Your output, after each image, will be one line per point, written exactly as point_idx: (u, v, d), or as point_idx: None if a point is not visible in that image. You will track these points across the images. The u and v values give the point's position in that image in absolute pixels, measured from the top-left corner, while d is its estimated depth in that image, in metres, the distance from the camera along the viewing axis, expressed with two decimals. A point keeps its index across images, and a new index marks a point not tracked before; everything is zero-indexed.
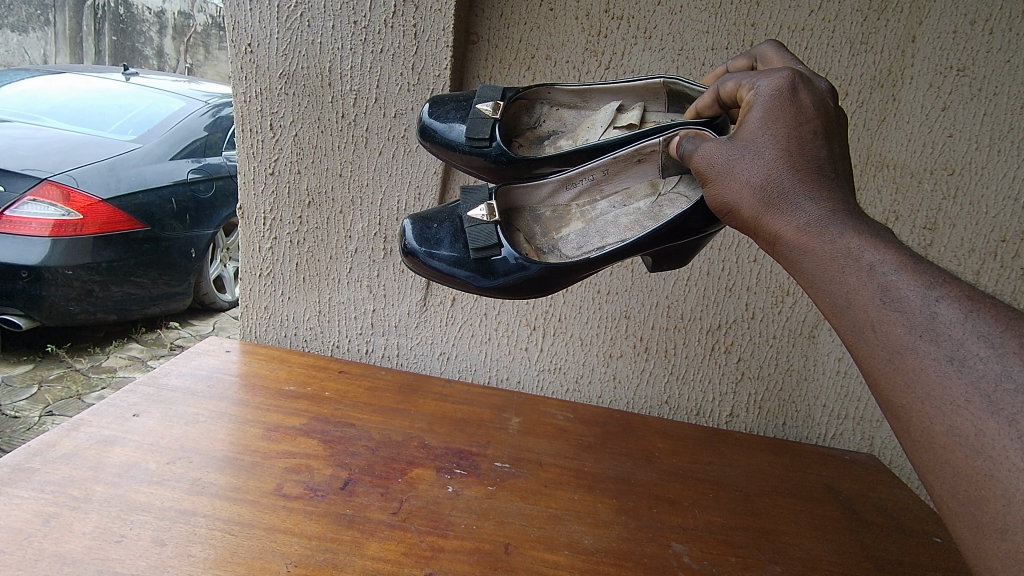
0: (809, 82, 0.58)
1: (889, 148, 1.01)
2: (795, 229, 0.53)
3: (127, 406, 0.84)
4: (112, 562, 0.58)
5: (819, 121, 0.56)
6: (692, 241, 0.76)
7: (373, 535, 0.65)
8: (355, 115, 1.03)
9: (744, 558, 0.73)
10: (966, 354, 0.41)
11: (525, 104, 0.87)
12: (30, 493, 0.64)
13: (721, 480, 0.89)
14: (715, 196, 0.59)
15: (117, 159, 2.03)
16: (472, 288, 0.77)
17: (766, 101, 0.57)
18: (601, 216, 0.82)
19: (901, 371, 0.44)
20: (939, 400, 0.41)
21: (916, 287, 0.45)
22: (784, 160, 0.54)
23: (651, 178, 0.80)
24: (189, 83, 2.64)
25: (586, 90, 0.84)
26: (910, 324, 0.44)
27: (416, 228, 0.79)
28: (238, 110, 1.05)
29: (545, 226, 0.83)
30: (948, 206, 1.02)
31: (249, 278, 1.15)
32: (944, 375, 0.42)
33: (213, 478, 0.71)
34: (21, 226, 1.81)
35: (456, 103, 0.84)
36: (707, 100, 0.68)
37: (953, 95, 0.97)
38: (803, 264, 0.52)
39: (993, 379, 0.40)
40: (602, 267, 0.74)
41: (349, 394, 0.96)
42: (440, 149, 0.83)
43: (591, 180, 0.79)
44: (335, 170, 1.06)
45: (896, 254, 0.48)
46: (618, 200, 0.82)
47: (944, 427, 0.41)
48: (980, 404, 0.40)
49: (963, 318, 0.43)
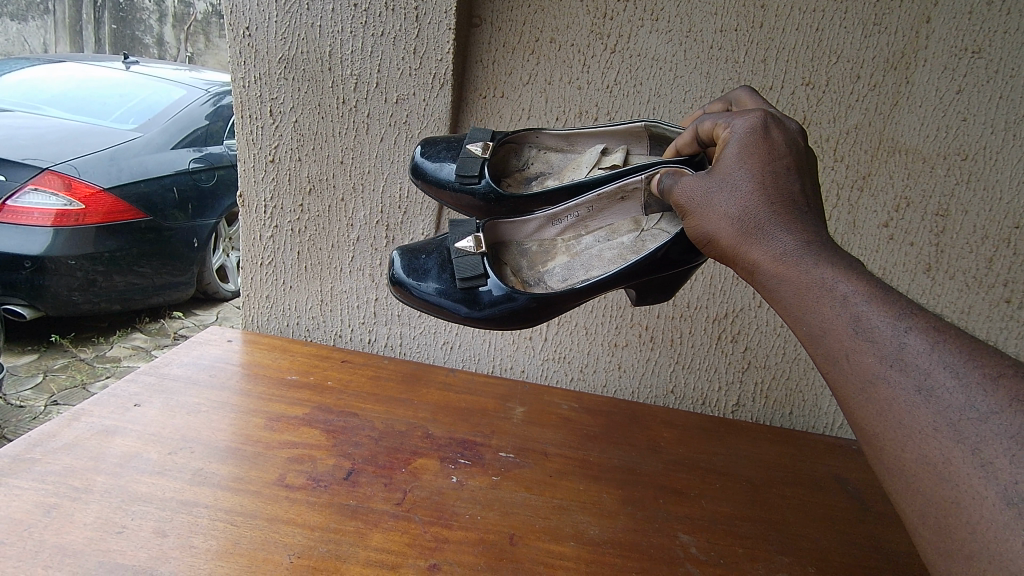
0: (781, 122, 0.60)
1: (901, 132, 0.99)
2: (771, 257, 0.53)
3: (129, 395, 0.83)
4: (114, 553, 0.57)
5: (792, 157, 0.58)
6: (678, 271, 0.74)
7: (376, 525, 0.65)
8: (356, 101, 1.01)
9: (752, 548, 0.72)
10: (933, 383, 0.41)
11: (513, 147, 0.89)
12: (31, 484, 0.64)
13: (728, 470, 0.88)
14: (695, 228, 0.60)
15: (118, 148, 2.02)
16: (457, 318, 0.75)
17: (740, 138, 0.59)
18: (586, 249, 0.80)
19: (873, 400, 0.43)
20: (909, 428, 0.41)
21: (886, 319, 0.45)
22: (759, 193, 0.55)
23: (634, 216, 0.80)
24: (190, 71, 2.62)
25: (573, 133, 0.86)
26: (881, 354, 0.44)
27: (404, 259, 0.77)
28: (237, 96, 1.03)
29: (531, 259, 0.81)
30: (961, 191, 1.00)
31: (251, 266, 1.14)
32: (913, 404, 0.41)
33: (215, 468, 0.70)
34: (23, 216, 1.80)
35: (447, 143, 0.86)
36: (686, 138, 0.69)
37: (968, 78, 0.95)
38: (781, 291, 0.51)
39: (957, 409, 0.39)
40: (588, 297, 0.73)
41: (352, 383, 0.95)
42: (431, 187, 0.84)
43: (576, 216, 0.79)
44: (336, 157, 1.05)
45: (867, 286, 0.47)
46: (603, 235, 0.81)
47: (914, 455, 0.41)
48: (947, 433, 0.39)
49: (930, 349, 0.42)
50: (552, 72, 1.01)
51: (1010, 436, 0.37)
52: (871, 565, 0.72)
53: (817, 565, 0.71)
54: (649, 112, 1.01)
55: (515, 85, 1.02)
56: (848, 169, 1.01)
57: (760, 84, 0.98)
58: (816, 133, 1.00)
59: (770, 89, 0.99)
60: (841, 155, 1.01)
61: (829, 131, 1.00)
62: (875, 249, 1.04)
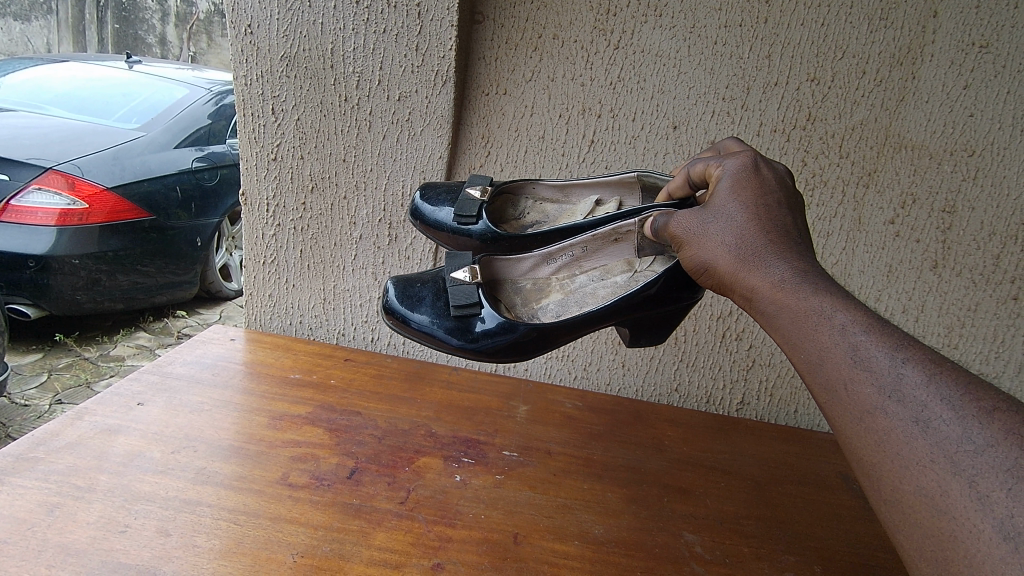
0: (769, 164, 0.64)
1: (908, 128, 0.98)
2: (770, 284, 0.53)
3: (132, 394, 0.83)
4: (117, 553, 0.57)
5: (782, 193, 0.61)
6: (672, 308, 0.74)
7: (380, 524, 0.64)
8: (358, 98, 1.01)
9: (757, 547, 0.71)
10: (931, 415, 0.41)
11: (510, 198, 0.92)
12: (34, 483, 0.64)
13: (734, 469, 0.88)
14: (693, 258, 0.62)
15: (122, 147, 2.02)
16: (447, 348, 0.73)
17: (732, 175, 0.63)
18: (579, 288, 0.80)
19: (872, 431, 0.43)
20: (907, 460, 0.41)
21: (884, 349, 0.45)
22: (754, 224, 0.58)
23: (626, 258, 0.80)
24: (193, 71, 2.62)
25: (567, 184, 0.89)
26: (879, 384, 0.44)
27: (399, 287, 0.76)
28: (239, 94, 1.03)
29: (525, 297, 0.81)
30: (968, 188, 0.99)
31: (253, 265, 1.14)
32: (910, 436, 0.41)
33: (218, 467, 0.70)
34: (27, 215, 1.81)
35: (448, 190, 0.89)
36: (679, 182, 0.72)
37: (975, 73, 0.94)
38: (778, 320, 0.52)
39: (954, 442, 0.39)
40: (581, 330, 0.73)
41: (355, 382, 0.95)
42: (428, 228, 0.86)
43: (570, 257, 0.79)
44: (339, 155, 1.04)
45: (866, 316, 0.48)
46: (596, 275, 0.81)
47: (912, 487, 0.40)
48: (944, 465, 0.39)
49: (927, 381, 0.42)
50: (556, 68, 1.00)
51: (1006, 469, 0.37)
52: (877, 564, 0.72)
53: (823, 564, 0.70)
54: (653, 109, 1.00)
55: (519, 82, 1.01)
56: (854, 165, 1.01)
57: (765, 80, 0.98)
58: (821, 129, 0.99)
59: (775, 85, 0.98)
60: (846, 151, 1.00)
61: (835, 127, 0.99)
62: (880, 247, 1.03)
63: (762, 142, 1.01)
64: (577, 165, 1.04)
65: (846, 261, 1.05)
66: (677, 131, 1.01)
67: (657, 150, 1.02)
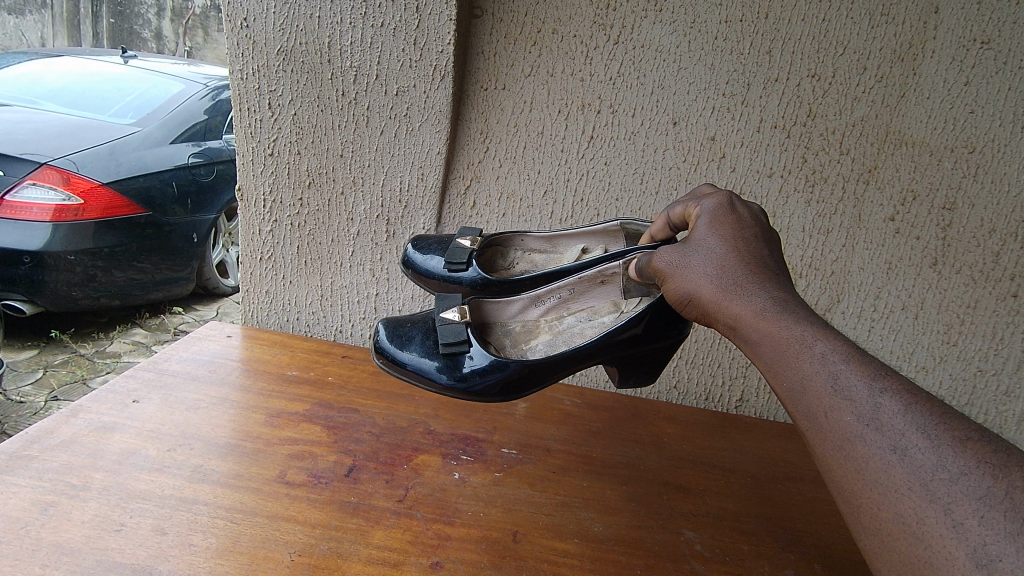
0: (744, 202, 0.66)
1: (909, 124, 0.98)
2: (753, 313, 0.53)
3: (127, 391, 0.82)
4: (112, 551, 0.56)
5: (758, 228, 0.62)
6: (659, 345, 0.74)
7: (379, 523, 0.64)
8: (356, 93, 1.00)
9: (758, 545, 0.71)
10: (907, 444, 0.41)
11: (500, 249, 0.95)
12: (27, 481, 0.63)
13: (733, 466, 0.88)
14: (675, 291, 0.61)
15: (118, 143, 2.01)
16: (437, 387, 0.72)
17: (709, 213, 0.64)
18: (567, 329, 0.79)
19: (851, 459, 0.43)
20: (885, 487, 0.40)
21: (861, 378, 0.45)
22: (732, 255, 0.58)
23: (614, 298, 0.80)
24: (189, 66, 2.61)
25: (555, 235, 0.91)
26: (859, 413, 0.44)
27: (388, 328, 0.76)
28: (235, 88, 1.02)
29: (514, 339, 0.79)
30: (968, 184, 0.99)
31: (250, 261, 1.13)
32: (888, 464, 0.41)
33: (215, 465, 0.69)
34: (22, 210, 1.79)
35: (439, 241, 0.92)
36: (659, 225, 0.74)
37: (977, 69, 0.94)
38: (760, 348, 0.52)
39: (929, 470, 0.39)
40: (571, 367, 0.72)
41: (352, 379, 0.95)
42: (420, 276, 0.89)
43: (558, 298, 0.80)
44: (336, 150, 1.04)
45: (846, 346, 0.48)
46: (584, 316, 0.80)
47: (890, 514, 0.40)
48: (920, 493, 0.39)
49: (903, 411, 0.42)
50: (555, 63, 0.99)
51: (979, 498, 0.37)
52: None
53: (824, 563, 0.70)
54: (653, 105, 1.00)
55: (518, 77, 1.00)
56: (854, 161, 1.00)
57: (766, 75, 0.97)
58: (822, 126, 0.99)
59: (776, 81, 0.97)
60: (847, 147, 1.00)
61: (836, 123, 0.99)
62: (880, 244, 1.03)
63: (762, 138, 1.00)
64: (576, 161, 1.04)
65: (845, 259, 1.05)
66: (676, 127, 1.00)
67: (657, 146, 1.02)
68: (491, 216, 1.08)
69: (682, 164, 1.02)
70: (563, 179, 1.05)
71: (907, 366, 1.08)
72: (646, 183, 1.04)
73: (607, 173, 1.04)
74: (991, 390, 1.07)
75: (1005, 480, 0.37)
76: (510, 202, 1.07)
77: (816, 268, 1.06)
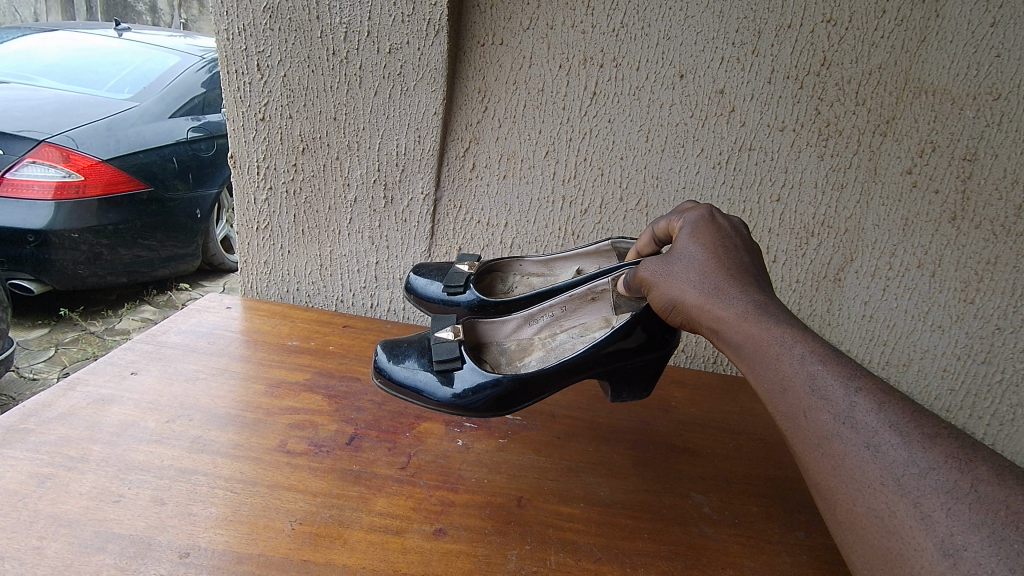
0: (726, 214, 0.64)
1: (929, 71, 0.92)
2: (735, 315, 0.50)
3: (126, 363, 0.81)
4: (111, 522, 0.55)
5: (739, 239, 0.60)
6: (650, 355, 0.71)
7: (380, 490, 0.63)
8: (347, 52, 0.96)
9: (767, 507, 0.70)
10: (880, 439, 0.39)
11: (499, 274, 0.94)
12: (25, 454, 0.62)
13: (742, 429, 0.86)
14: (659, 300, 0.58)
15: (115, 118, 1.98)
16: (433, 405, 0.68)
17: (689, 226, 0.62)
18: (560, 346, 0.77)
19: (827, 456, 0.41)
20: (859, 483, 0.39)
21: (838, 378, 0.43)
22: (713, 263, 0.56)
23: (604, 315, 0.77)
24: (185, 37, 2.55)
25: (551, 258, 0.90)
26: (834, 412, 0.41)
27: (386, 348, 0.72)
28: (221, 49, 0.98)
29: (510, 357, 0.77)
30: (991, 133, 0.94)
31: (246, 231, 1.11)
32: (862, 460, 0.39)
33: (215, 436, 0.68)
34: (23, 189, 1.77)
35: (440, 268, 0.92)
36: (644, 241, 0.72)
37: (1005, 8, 0.88)
38: (742, 350, 0.49)
39: (901, 465, 0.37)
40: (564, 380, 0.68)
41: (354, 348, 0.94)
42: (420, 302, 0.89)
43: (549, 317, 0.77)
44: (329, 113, 1.00)
45: (823, 346, 0.46)
46: (577, 332, 0.78)
47: (864, 509, 0.38)
48: (892, 488, 0.37)
49: (877, 409, 0.40)
50: (555, 15, 0.94)
51: (947, 491, 0.35)
52: None
53: None
54: (658, 57, 0.95)
55: (515, 31, 0.95)
56: (870, 112, 0.95)
57: (777, 22, 0.92)
58: (837, 74, 0.94)
59: (789, 27, 0.92)
60: (863, 97, 0.95)
61: (851, 71, 0.93)
62: (897, 198, 0.99)
63: (774, 90, 0.95)
64: (579, 119, 0.99)
65: (860, 215, 1.01)
66: (683, 80, 0.96)
67: (662, 101, 0.97)
68: (491, 178, 1.04)
69: (689, 119, 0.98)
70: (565, 138, 1.01)
71: (921, 326, 1.05)
72: (651, 140, 0.99)
73: (611, 131, 1.00)
74: (1009, 348, 1.04)
75: (972, 474, 0.36)
76: (510, 164, 1.03)
77: (829, 226, 1.02)
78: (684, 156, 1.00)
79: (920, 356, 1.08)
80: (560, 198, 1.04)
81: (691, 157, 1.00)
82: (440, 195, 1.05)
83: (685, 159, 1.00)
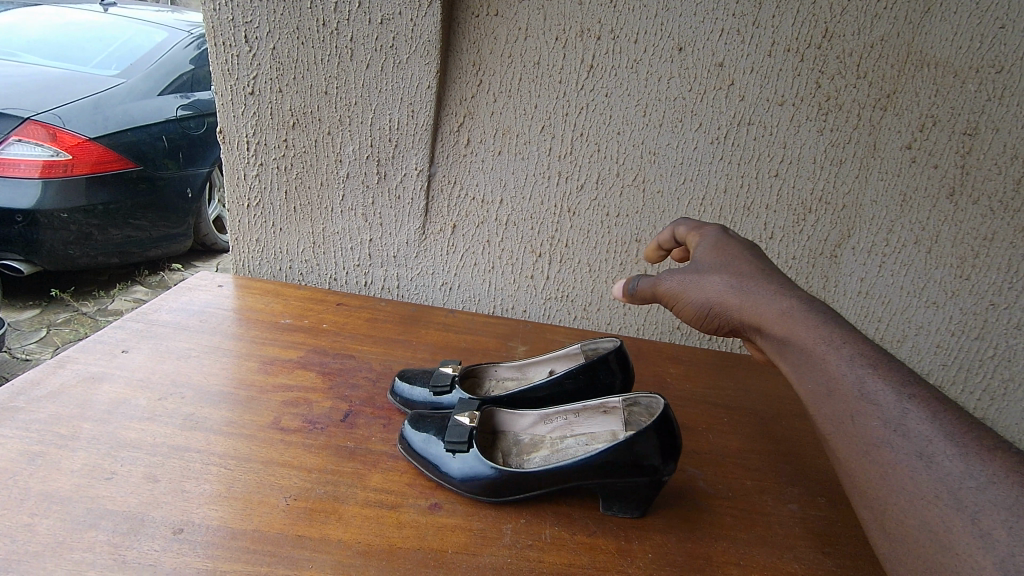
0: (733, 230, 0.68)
1: (931, 44, 0.91)
2: (778, 318, 0.52)
3: (116, 341, 0.80)
4: (103, 499, 0.55)
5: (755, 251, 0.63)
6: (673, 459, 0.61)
7: (375, 466, 0.63)
8: (337, 23, 0.93)
9: (760, 480, 0.70)
10: (934, 451, 0.41)
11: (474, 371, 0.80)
12: (15, 432, 0.61)
13: (736, 404, 0.87)
14: (691, 304, 0.59)
15: (102, 95, 1.93)
16: (439, 478, 0.61)
17: (711, 237, 0.65)
18: (569, 449, 0.68)
19: (879, 464, 0.43)
20: (913, 494, 0.41)
21: (890, 387, 0.45)
22: (742, 271, 0.58)
23: (614, 428, 0.69)
24: (172, 11, 2.49)
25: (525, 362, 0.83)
26: (885, 418, 0.43)
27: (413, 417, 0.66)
28: (206, 20, 0.94)
29: (519, 451, 0.68)
30: (991, 107, 0.93)
31: (236, 208, 1.09)
32: (915, 470, 0.41)
33: (208, 414, 0.68)
34: (8, 167, 1.71)
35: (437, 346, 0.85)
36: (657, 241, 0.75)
37: None
38: (787, 349, 0.51)
39: (957, 479, 0.39)
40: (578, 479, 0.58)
41: (348, 326, 0.93)
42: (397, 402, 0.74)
43: (564, 419, 0.70)
44: (320, 87, 0.98)
45: (873, 353, 0.47)
46: (585, 439, 0.69)
47: (917, 520, 0.40)
48: (947, 501, 0.39)
49: (931, 419, 0.42)
50: None
51: (1007, 507, 0.37)
52: None
53: (828, 496, 0.69)
54: (656, 29, 0.93)
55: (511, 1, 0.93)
56: (871, 85, 0.94)
57: None
58: (838, 47, 0.92)
59: None
60: (864, 70, 0.93)
61: (852, 43, 0.92)
62: (895, 174, 0.98)
63: (774, 63, 0.94)
64: (575, 93, 0.98)
65: (858, 191, 1.00)
66: (682, 53, 0.94)
67: (661, 74, 0.95)
68: (486, 154, 1.02)
69: (687, 93, 0.96)
70: (561, 113, 0.99)
71: (916, 301, 1.05)
72: (649, 115, 0.98)
73: (608, 105, 0.98)
74: (1002, 324, 1.04)
75: None
76: (505, 139, 1.01)
77: (826, 202, 1.01)
78: (681, 131, 0.99)
79: (914, 333, 1.08)
80: (555, 175, 1.03)
81: (689, 132, 0.98)
82: (434, 171, 1.03)
83: (683, 135, 0.99)
